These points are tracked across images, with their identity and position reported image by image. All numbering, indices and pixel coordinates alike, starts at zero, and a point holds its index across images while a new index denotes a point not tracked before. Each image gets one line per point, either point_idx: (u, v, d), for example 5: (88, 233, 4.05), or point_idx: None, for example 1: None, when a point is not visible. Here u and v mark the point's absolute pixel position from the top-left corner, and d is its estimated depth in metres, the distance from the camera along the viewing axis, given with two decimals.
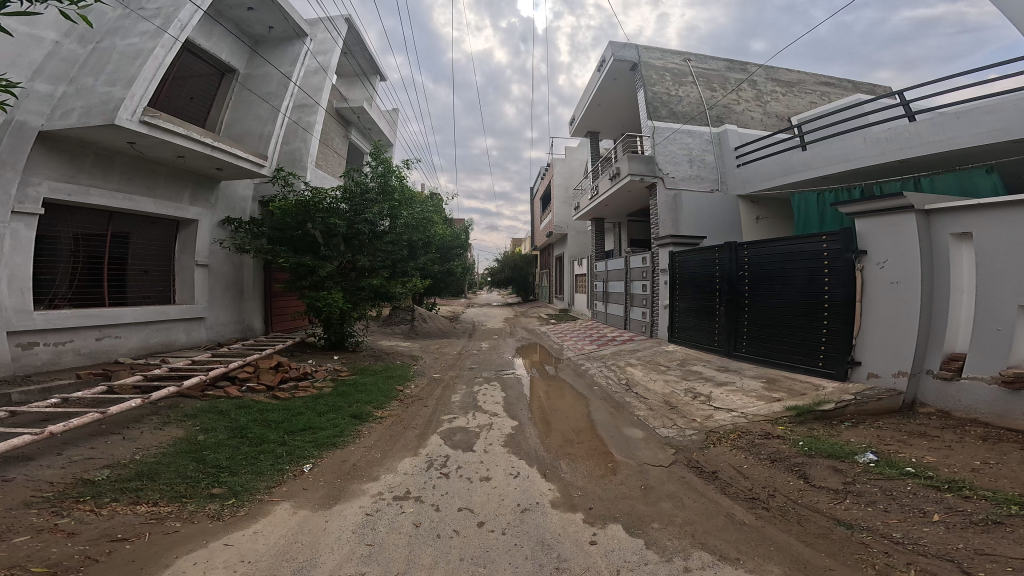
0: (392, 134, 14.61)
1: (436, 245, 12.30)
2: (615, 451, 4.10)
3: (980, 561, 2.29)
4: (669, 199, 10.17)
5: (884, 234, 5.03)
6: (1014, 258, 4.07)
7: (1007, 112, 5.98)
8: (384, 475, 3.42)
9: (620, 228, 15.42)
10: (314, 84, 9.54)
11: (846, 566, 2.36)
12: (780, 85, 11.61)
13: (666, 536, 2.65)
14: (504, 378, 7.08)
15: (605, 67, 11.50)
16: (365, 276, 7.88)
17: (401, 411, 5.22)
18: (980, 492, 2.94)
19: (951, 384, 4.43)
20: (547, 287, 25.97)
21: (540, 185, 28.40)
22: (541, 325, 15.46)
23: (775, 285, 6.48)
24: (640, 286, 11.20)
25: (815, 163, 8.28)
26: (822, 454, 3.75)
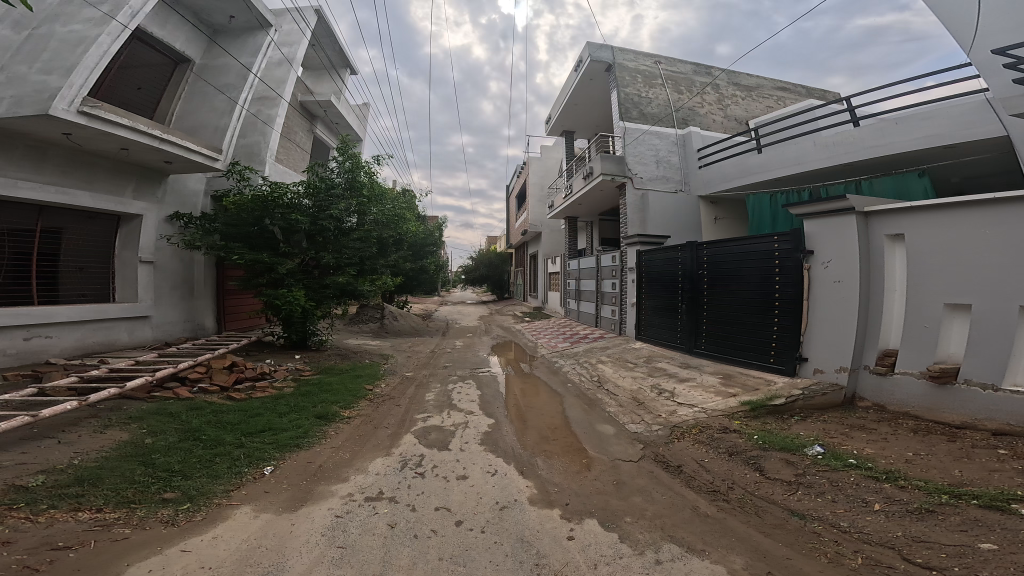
0: (362, 129, 14.34)
1: (406, 243, 12.16)
2: (588, 447, 4.15)
3: (917, 548, 2.43)
4: (636, 199, 10.38)
5: (828, 235, 5.28)
6: (940, 258, 4.35)
7: (941, 118, 6.34)
8: (354, 476, 3.36)
9: (592, 227, 15.61)
10: (277, 76, 9.25)
11: (804, 555, 2.46)
12: (742, 90, 11.97)
13: (638, 529, 2.71)
14: (478, 377, 7.06)
15: (582, 67, 11.57)
16: (329, 274, 7.70)
17: (370, 410, 5.12)
18: (913, 482, 3.13)
19: (886, 379, 4.68)
20: (522, 285, 26.06)
21: (515, 182, 28.34)
22: (515, 323, 15.49)
23: (731, 284, 6.70)
24: (610, 284, 11.38)
25: (770, 165, 8.56)
26: (775, 447, 3.91)
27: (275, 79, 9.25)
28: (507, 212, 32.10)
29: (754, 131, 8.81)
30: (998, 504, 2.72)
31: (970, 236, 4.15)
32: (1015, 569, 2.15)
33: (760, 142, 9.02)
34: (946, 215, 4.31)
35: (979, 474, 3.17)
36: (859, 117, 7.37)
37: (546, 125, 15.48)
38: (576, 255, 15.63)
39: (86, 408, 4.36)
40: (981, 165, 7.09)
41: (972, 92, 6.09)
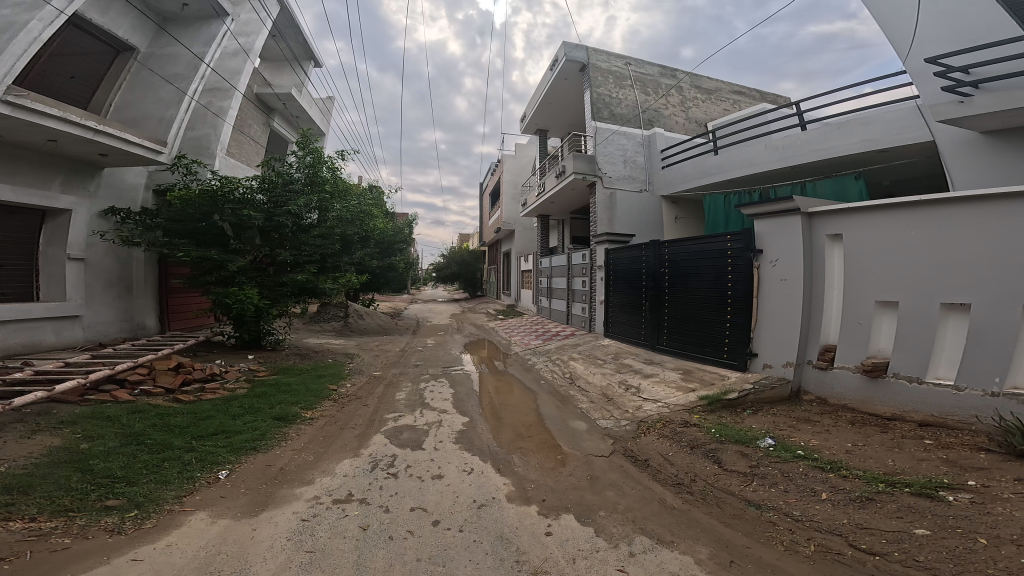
0: (325, 123, 13.96)
1: (372, 240, 11.90)
2: (562, 443, 4.19)
3: (861, 534, 2.58)
4: (604, 198, 10.52)
5: (776, 235, 5.49)
6: (873, 259, 4.60)
7: (877, 124, 6.70)
8: (320, 479, 3.28)
9: (563, 225, 15.75)
10: (232, 67, 8.90)
11: (763, 544, 2.56)
12: (703, 93, 12.29)
13: (612, 523, 2.76)
14: (451, 375, 7.00)
15: (557, 65, 11.56)
16: (285, 272, 7.47)
17: (334, 411, 5.02)
18: (854, 471, 3.30)
19: (826, 373, 4.93)
20: (495, 283, 25.99)
21: (489, 179, 28.16)
22: (487, 321, 15.45)
23: (688, 282, 6.90)
24: (580, 282, 11.51)
25: (725, 166, 8.85)
26: (731, 439, 4.05)
27: (230, 69, 8.89)
28: (480, 209, 31.90)
29: (711, 133, 9.07)
30: (928, 492, 2.91)
31: (900, 237, 4.41)
32: (949, 552, 2.30)
33: (718, 143, 9.30)
34: (880, 216, 4.56)
35: (910, 463, 3.38)
36: (806, 121, 7.71)
37: (520, 123, 15.45)
38: (547, 253, 15.70)
39: (10, 413, 4.08)
40: (918, 170, 7.54)
41: (903, 100, 6.47)
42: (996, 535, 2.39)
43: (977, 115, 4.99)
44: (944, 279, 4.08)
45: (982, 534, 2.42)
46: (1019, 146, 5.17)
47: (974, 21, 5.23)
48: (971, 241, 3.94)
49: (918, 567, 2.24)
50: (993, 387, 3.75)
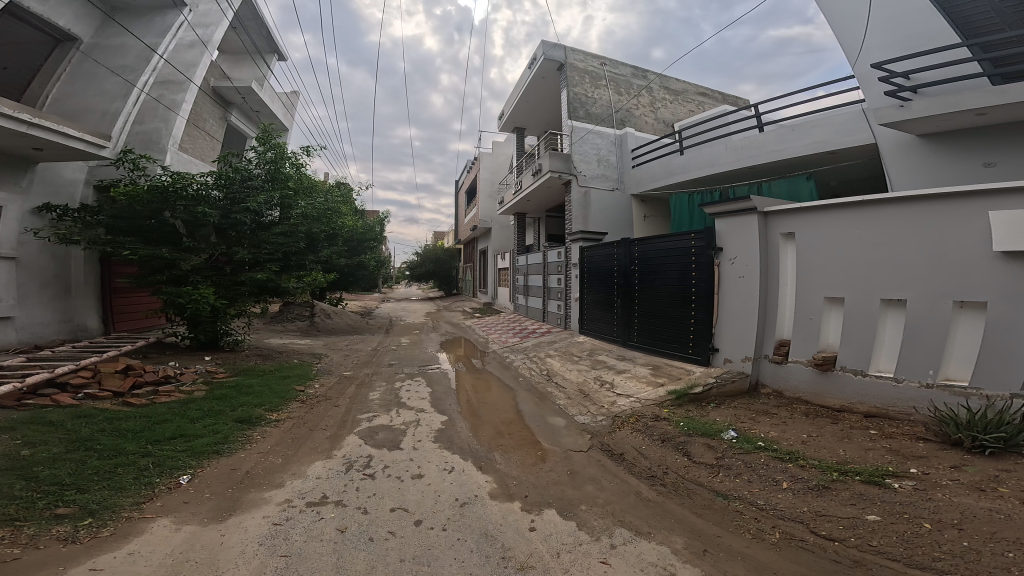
0: (288, 118, 13.58)
1: (340, 238, 11.67)
2: (541, 439, 4.22)
3: (820, 521, 2.69)
4: (579, 197, 10.60)
5: (735, 234, 5.64)
6: (823, 257, 4.80)
7: (829, 125, 6.93)
8: (290, 482, 3.21)
9: (539, 223, 15.83)
10: (188, 59, 8.57)
11: (733, 532, 2.65)
12: (672, 94, 12.52)
13: (593, 516, 2.80)
14: (427, 374, 6.95)
15: (535, 64, 11.53)
16: (242, 271, 7.24)
17: (303, 412, 4.91)
18: (810, 461, 3.44)
19: (782, 366, 5.13)
20: (470, 281, 25.90)
21: (465, 176, 27.95)
22: (464, 320, 15.39)
23: (656, 279, 7.03)
24: (555, 280, 11.58)
25: (690, 166, 9.05)
26: (698, 432, 4.17)
27: (186, 62, 8.57)
28: (455, 206, 31.68)
29: (678, 134, 9.24)
30: (877, 479, 3.06)
31: (848, 236, 4.61)
32: (900, 537, 2.44)
33: (683, 143, 9.50)
34: (830, 216, 4.76)
35: (858, 453, 3.54)
36: (764, 123, 7.94)
37: (497, 121, 15.40)
38: (522, 251, 15.72)
39: None
40: (872, 171, 7.89)
41: (851, 103, 6.72)
42: (939, 520, 2.54)
43: (915, 119, 5.29)
44: (887, 276, 4.31)
45: (927, 519, 2.57)
46: (959, 148, 5.49)
47: (924, 30, 5.45)
48: (910, 241, 4.16)
49: (872, 551, 2.36)
50: (928, 378, 3.99)
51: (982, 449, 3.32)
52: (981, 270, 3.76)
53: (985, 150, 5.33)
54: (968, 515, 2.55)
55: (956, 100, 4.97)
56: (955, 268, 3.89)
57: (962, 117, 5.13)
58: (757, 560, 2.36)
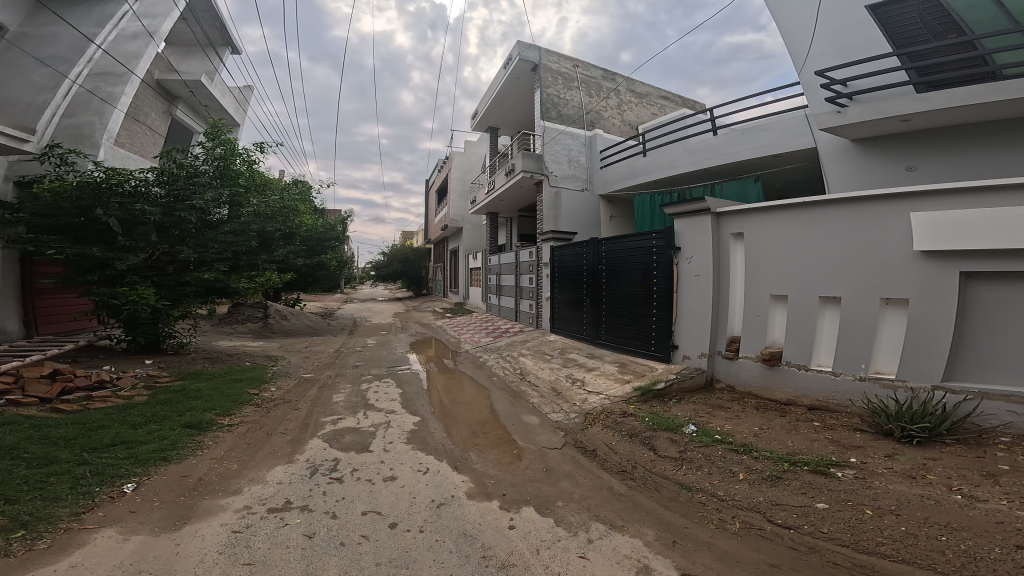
0: (240, 114, 13.10)
1: (297, 237, 11.35)
2: (517, 438, 4.25)
3: (776, 510, 2.80)
4: (550, 197, 10.67)
5: (690, 233, 5.76)
6: (770, 256, 5.00)
7: (776, 130, 7.22)
8: (248, 488, 3.12)
9: (511, 223, 15.87)
10: (127, 50, 8.05)
11: (699, 523, 2.73)
12: (638, 96, 12.76)
13: (569, 512, 2.83)
14: (396, 375, 6.86)
15: (510, 64, 11.49)
16: (185, 272, 6.90)
17: (258, 416, 4.76)
18: (763, 452, 3.57)
19: (734, 362, 5.31)
20: (441, 282, 25.70)
21: (436, 177, 27.66)
22: (434, 320, 15.23)
23: (621, 278, 7.15)
24: (527, 279, 11.63)
25: (652, 167, 9.24)
26: (662, 427, 4.27)
27: (126, 53, 8.03)
28: (424, 205, 31.34)
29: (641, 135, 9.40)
30: (822, 469, 3.22)
31: (793, 236, 4.82)
32: (846, 524, 2.57)
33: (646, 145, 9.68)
34: (779, 215, 4.95)
35: (805, 443, 3.71)
36: (718, 126, 8.19)
37: (470, 120, 15.33)
38: (494, 251, 15.69)
39: None
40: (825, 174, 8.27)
41: (796, 108, 7.00)
42: (879, 506, 2.70)
43: (850, 124, 5.58)
44: (827, 274, 4.54)
45: (869, 505, 2.72)
46: (888, 152, 5.83)
47: (867, 41, 5.75)
48: (848, 241, 4.39)
49: (824, 538, 2.48)
50: (861, 371, 4.26)
51: (910, 439, 3.58)
52: (909, 269, 4.01)
53: (909, 154, 5.68)
54: (903, 501, 2.72)
55: (886, 107, 5.27)
56: (886, 268, 4.14)
57: (890, 124, 5.46)
58: (723, 549, 2.44)
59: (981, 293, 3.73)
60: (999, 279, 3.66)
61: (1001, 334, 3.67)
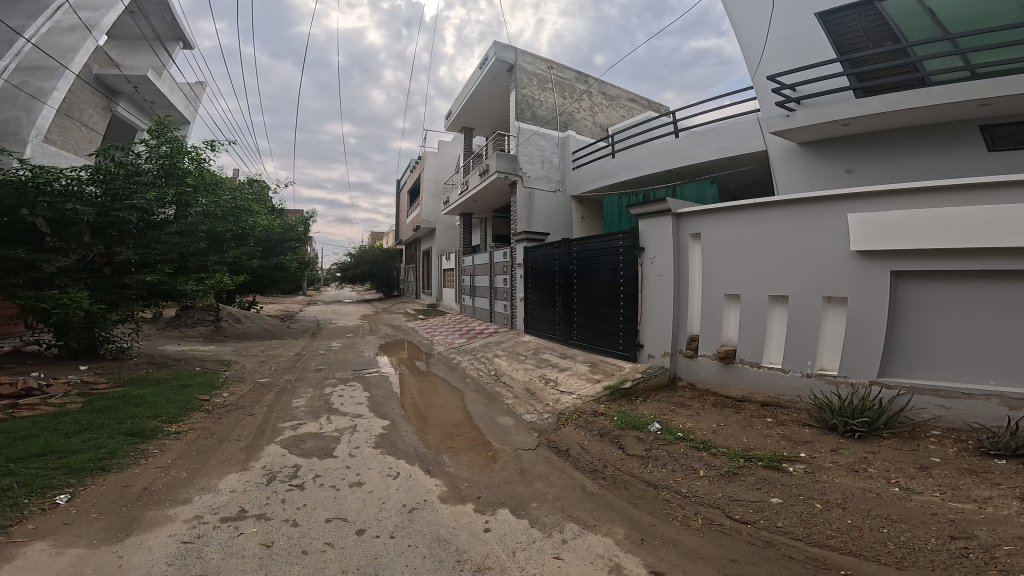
0: (189, 111, 12.64)
1: (251, 238, 11.00)
2: (492, 439, 4.24)
3: (733, 506, 2.88)
4: (523, 197, 10.69)
5: (653, 234, 5.87)
6: (724, 256, 5.15)
7: (729, 133, 7.45)
8: (199, 497, 2.99)
9: (485, 224, 15.86)
10: (62, 43, 7.90)
11: (665, 520, 2.78)
12: (609, 99, 12.92)
13: (544, 513, 2.84)
14: (364, 379, 6.73)
15: (486, 65, 11.44)
16: (125, 274, 6.51)
17: (207, 423, 4.57)
18: (721, 449, 3.66)
19: (693, 360, 5.44)
20: (414, 283, 25.41)
21: (407, 177, 27.33)
22: (405, 322, 15.02)
23: (591, 278, 7.22)
24: (501, 280, 11.63)
25: (620, 168, 9.38)
26: (629, 426, 4.34)
27: (62, 46, 7.88)
28: (395, 204, 30.93)
29: (609, 137, 9.55)
30: (775, 464, 3.32)
31: (745, 237, 4.98)
32: (798, 518, 2.66)
33: (615, 146, 9.81)
34: (733, 217, 5.10)
35: (758, 439, 3.83)
36: (679, 128, 8.36)
37: (444, 119, 15.22)
38: (469, 251, 15.61)
39: None
40: None
41: (749, 112, 7.23)
42: (827, 500, 2.81)
43: (797, 128, 5.80)
44: (776, 274, 4.71)
45: (818, 499, 2.83)
46: (829, 155, 6.14)
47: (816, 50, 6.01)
48: (795, 243, 4.56)
49: (779, 532, 2.56)
50: (808, 368, 4.44)
51: (852, 433, 3.75)
52: (849, 270, 4.20)
53: (848, 157, 5.98)
54: (848, 494, 2.84)
55: (829, 112, 5.50)
56: (827, 267, 4.33)
57: (832, 127, 5.70)
58: (688, 546, 2.49)
59: (911, 292, 3.95)
60: (927, 278, 3.88)
61: (929, 331, 3.90)
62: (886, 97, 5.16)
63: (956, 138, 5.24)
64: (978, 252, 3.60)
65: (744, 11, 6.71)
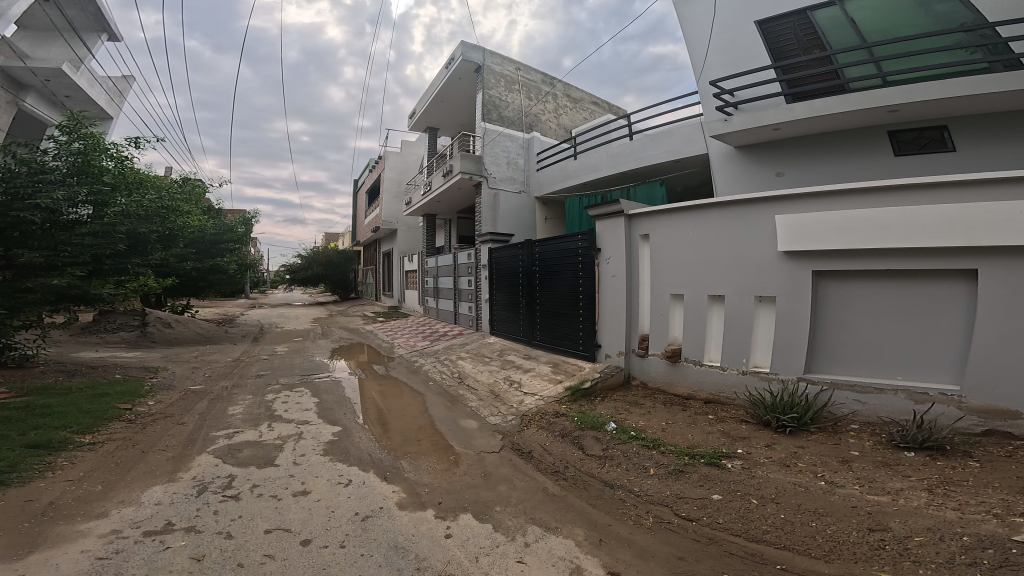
0: (109, 107, 11.93)
1: (178, 240, 10.43)
2: (454, 443, 4.20)
3: (681, 503, 2.96)
4: (488, 198, 10.67)
5: (608, 234, 5.99)
6: (671, 256, 5.31)
7: (676, 137, 7.68)
8: (118, 511, 2.80)
9: (449, 225, 15.75)
10: None
11: (620, 520, 2.82)
12: (573, 102, 13.05)
13: (507, 516, 2.83)
14: (312, 384, 6.52)
15: (452, 64, 11.34)
16: (28, 276, 5.68)
17: (128, 434, 4.27)
18: (668, 447, 3.76)
19: (645, 359, 5.56)
20: (373, 285, 24.89)
21: (366, 177, 26.77)
22: (361, 325, 14.67)
23: (553, 280, 7.27)
24: (465, 281, 11.57)
25: (581, 170, 9.51)
26: (587, 426, 4.39)
27: None
28: (352, 204, 30.10)
29: (571, 139, 9.66)
30: (715, 461, 3.44)
31: (686, 237, 5.15)
32: (737, 513, 2.77)
33: (577, 148, 9.94)
34: (676, 218, 5.26)
35: (701, 437, 3.95)
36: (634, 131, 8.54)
37: (408, 118, 15.00)
38: (432, 252, 15.44)
39: None
40: None
41: (695, 116, 7.47)
42: (762, 495, 2.93)
43: (733, 132, 6.05)
44: (714, 274, 4.89)
45: (754, 495, 2.95)
46: (761, 159, 6.43)
47: (753, 58, 6.29)
48: (730, 244, 4.75)
49: (720, 528, 2.65)
50: (744, 365, 4.62)
51: (783, 429, 3.93)
52: (778, 270, 4.41)
53: (777, 161, 6.28)
54: (781, 489, 2.97)
55: (762, 116, 5.77)
56: (758, 267, 4.54)
57: (765, 132, 5.98)
58: (642, 545, 2.53)
59: (832, 292, 4.21)
60: (844, 278, 4.14)
61: (846, 328, 4.16)
62: (810, 102, 5.47)
63: (875, 145, 5.62)
64: (885, 252, 3.86)
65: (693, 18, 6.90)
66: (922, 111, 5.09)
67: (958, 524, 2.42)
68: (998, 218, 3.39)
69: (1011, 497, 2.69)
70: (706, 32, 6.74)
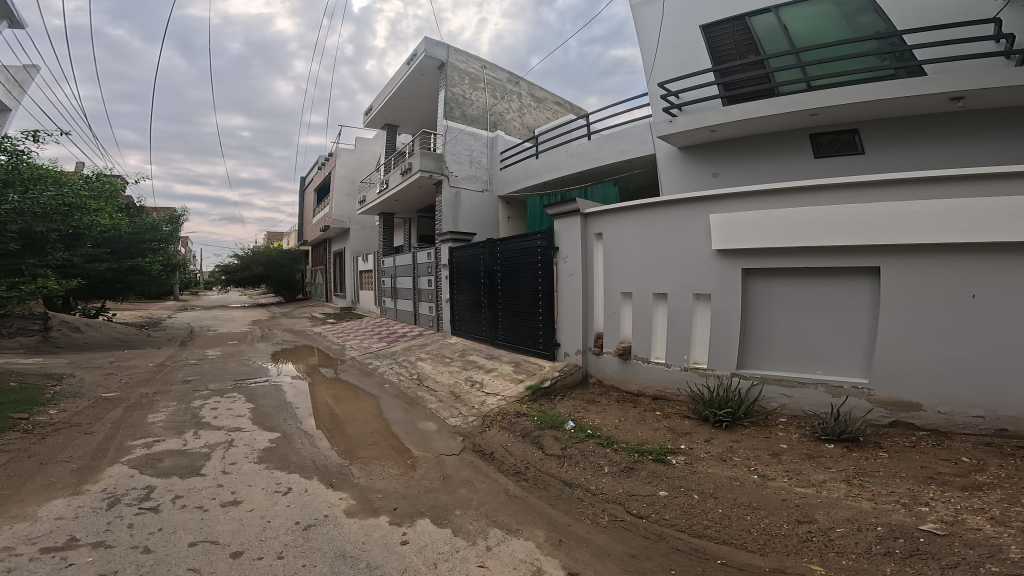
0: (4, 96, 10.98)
1: (86, 240, 9.67)
2: (412, 446, 4.10)
3: (632, 501, 2.99)
4: (449, 196, 10.55)
5: (564, 233, 6.05)
6: (620, 254, 5.40)
7: (629, 137, 7.81)
8: (10, 527, 2.56)
9: (410, 224, 15.49)
10: None
11: (578, 520, 2.82)
12: (536, 102, 13.09)
13: (467, 520, 2.78)
14: (248, 390, 6.21)
15: (414, 60, 11.13)
16: None
17: (26, 446, 3.91)
18: (620, 444, 3.80)
19: (600, 357, 5.62)
20: (325, 285, 24.16)
21: (315, 175, 25.95)
22: (311, 327, 14.17)
23: (514, 279, 7.25)
24: (425, 281, 11.39)
25: (541, 169, 9.54)
26: (546, 425, 4.39)
27: None
28: (301, 203, 28.95)
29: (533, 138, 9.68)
30: (662, 457, 3.50)
31: (633, 236, 5.25)
32: (681, 509, 2.82)
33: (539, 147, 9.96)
34: (625, 217, 5.35)
35: (650, 433, 4.02)
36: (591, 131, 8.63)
37: (365, 114, 14.63)
38: (390, 252, 15.13)
39: None
40: None
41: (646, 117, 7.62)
42: (703, 490, 3.00)
43: (676, 133, 6.22)
44: (658, 272, 5.00)
45: (696, 490, 3.02)
46: (702, 160, 6.62)
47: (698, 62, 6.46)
48: (671, 243, 4.88)
49: (667, 525, 2.69)
50: (684, 362, 4.73)
51: (719, 424, 4.05)
52: (712, 269, 4.56)
53: (714, 161, 6.48)
54: (720, 484, 3.06)
55: (701, 119, 5.96)
56: (695, 266, 4.68)
57: (704, 133, 6.17)
58: (599, 544, 2.54)
59: (759, 289, 4.39)
60: (770, 275, 4.32)
61: (772, 324, 4.34)
62: (744, 105, 5.68)
63: (805, 149, 5.88)
64: (802, 249, 4.07)
65: (648, 23, 7.01)
66: (841, 114, 5.36)
67: (873, 515, 2.56)
68: (897, 219, 3.62)
69: (918, 487, 2.85)
70: (657, 36, 6.89)
